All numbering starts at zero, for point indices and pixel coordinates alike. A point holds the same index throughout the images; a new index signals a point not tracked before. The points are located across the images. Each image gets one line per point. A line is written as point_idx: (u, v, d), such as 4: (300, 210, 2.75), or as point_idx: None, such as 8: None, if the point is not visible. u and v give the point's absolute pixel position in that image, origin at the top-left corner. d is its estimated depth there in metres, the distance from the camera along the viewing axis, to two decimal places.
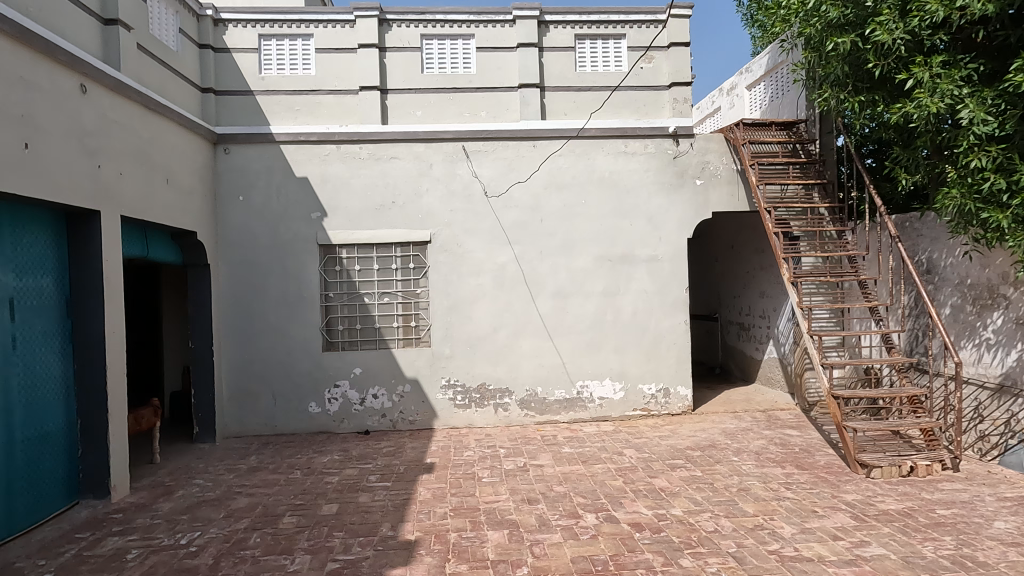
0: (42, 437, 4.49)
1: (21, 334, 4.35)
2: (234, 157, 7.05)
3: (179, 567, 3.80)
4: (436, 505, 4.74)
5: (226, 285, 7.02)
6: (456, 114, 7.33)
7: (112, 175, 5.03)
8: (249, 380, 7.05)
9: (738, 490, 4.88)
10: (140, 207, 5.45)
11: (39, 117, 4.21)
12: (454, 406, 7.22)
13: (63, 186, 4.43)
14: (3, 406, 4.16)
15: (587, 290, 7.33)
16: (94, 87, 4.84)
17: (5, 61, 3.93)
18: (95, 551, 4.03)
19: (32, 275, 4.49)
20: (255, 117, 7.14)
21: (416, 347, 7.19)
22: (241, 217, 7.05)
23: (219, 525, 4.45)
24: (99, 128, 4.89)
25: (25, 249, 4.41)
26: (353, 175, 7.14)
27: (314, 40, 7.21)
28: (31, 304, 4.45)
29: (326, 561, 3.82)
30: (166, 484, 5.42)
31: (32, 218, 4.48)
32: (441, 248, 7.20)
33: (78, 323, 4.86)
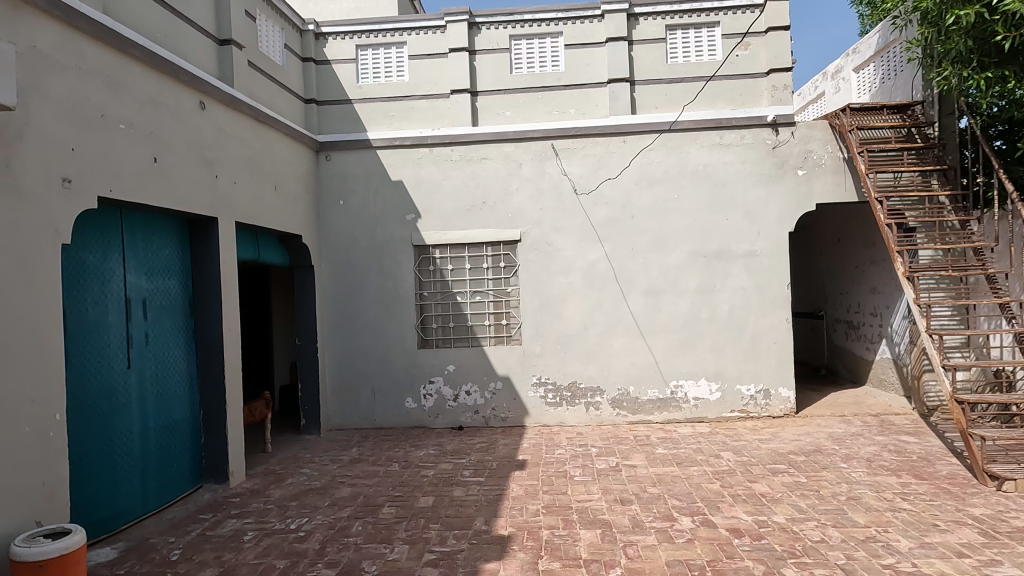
0: (171, 425, 4.92)
1: (152, 331, 4.78)
2: (335, 163, 7.42)
3: (290, 550, 4.05)
4: (528, 501, 4.77)
5: (328, 285, 7.41)
6: (545, 113, 7.34)
7: (228, 184, 5.44)
8: (350, 376, 7.39)
9: (847, 498, 4.59)
10: (253, 213, 5.86)
11: (165, 133, 4.63)
12: (546, 404, 7.24)
13: (186, 195, 4.84)
14: (139, 396, 4.58)
15: (680, 288, 7.13)
16: (211, 103, 5.25)
17: (137, 84, 4.35)
18: (217, 531, 4.37)
19: (161, 277, 4.92)
20: (354, 124, 7.48)
21: (507, 345, 7.28)
22: (342, 220, 7.40)
23: (325, 512, 4.71)
24: (216, 141, 5.29)
25: (155, 253, 4.84)
26: (446, 177, 7.33)
27: (407, 48, 7.46)
28: (160, 303, 4.88)
29: (423, 552, 3.95)
30: (277, 472, 5.80)
31: (160, 225, 4.93)
32: (531, 246, 7.24)
33: (200, 321, 5.30)
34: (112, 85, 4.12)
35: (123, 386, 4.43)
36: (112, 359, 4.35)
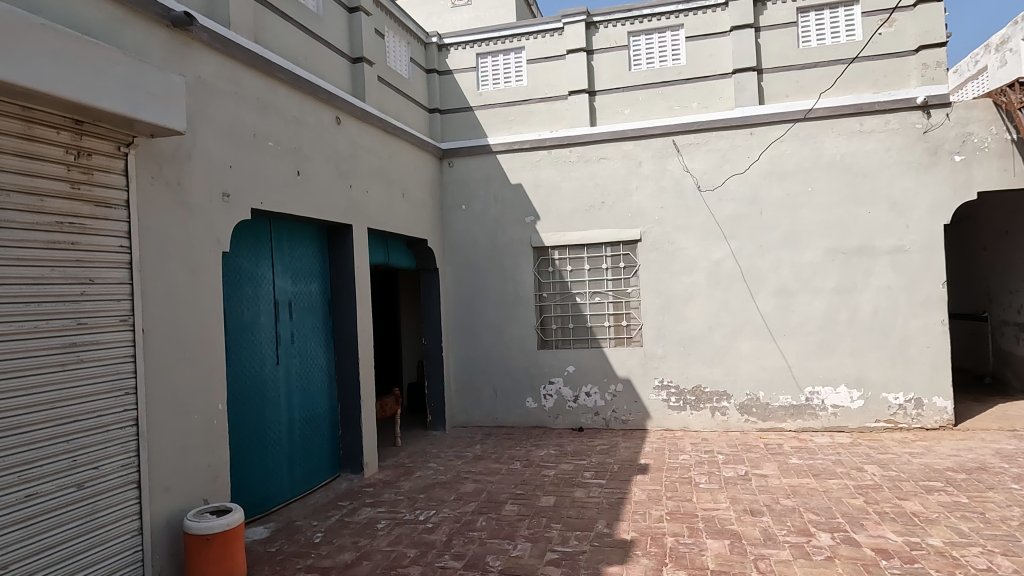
0: (313, 417, 5.33)
1: (297, 330, 5.20)
2: (458, 169, 7.68)
3: (419, 540, 4.24)
4: (651, 507, 4.67)
5: (452, 287, 7.69)
6: (666, 109, 7.15)
7: (361, 193, 5.80)
8: (473, 374, 7.62)
9: (1020, 524, 4.06)
10: (383, 219, 6.21)
11: (307, 149, 5.02)
12: (669, 407, 7.05)
13: (325, 205, 5.23)
14: (286, 390, 5.00)
15: (816, 287, 6.67)
16: (346, 118, 5.63)
17: (283, 104, 4.76)
18: (354, 518, 4.68)
19: (304, 281, 5.34)
20: (475, 131, 7.70)
21: (628, 346, 7.17)
22: (464, 224, 7.65)
23: (451, 506, 4.88)
24: (350, 153, 5.66)
25: (298, 259, 5.27)
26: (564, 179, 7.36)
27: (525, 52, 7.58)
28: (303, 305, 5.30)
29: (545, 550, 3.99)
30: (406, 465, 6.10)
31: (303, 233, 5.35)
32: (652, 246, 7.09)
33: (338, 321, 5.69)
34: (262, 106, 4.53)
35: (273, 380, 4.86)
36: (263, 356, 4.78)
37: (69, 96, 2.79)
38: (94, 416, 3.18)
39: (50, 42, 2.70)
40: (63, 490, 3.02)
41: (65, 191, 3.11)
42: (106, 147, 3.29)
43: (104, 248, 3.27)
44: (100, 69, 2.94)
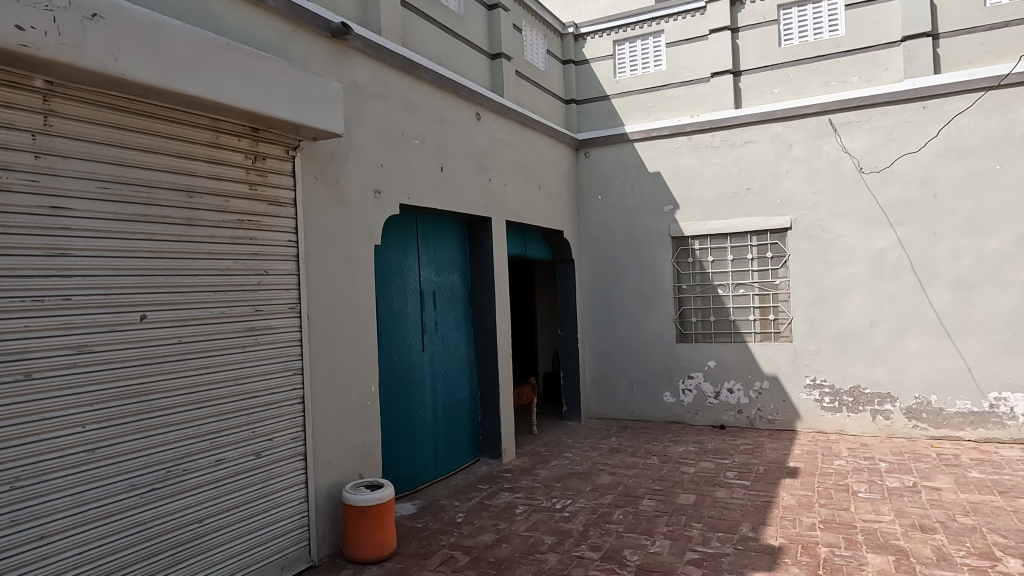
0: (455, 402, 5.57)
1: (441, 319, 5.45)
2: (594, 160, 7.63)
3: (556, 528, 4.29)
4: (802, 513, 4.37)
5: (588, 278, 7.67)
6: (821, 85, 6.59)
7: (499, 186, 5.95)
8: (609, 366, 7.56)
9: None
10: (521, 212, 6.32)
11: (450, 145, 5.23)
12: (822, 409, 6.55)
13: (466, 198, 5.42)
14: (430, 375, 5.26)
15: (1004, 279, 5.84)
16: (485, 114, 5.79)
17: (427, 103, 4.98)
18: (493, 501, 4.84)
19: (447, 272, 5.58)
20: (611, 120, 7.59)
21: (775, 342, 6.74)
22: (600, 214, 7.59)
23: (587, 497, 4.89)
24: (489, 147, 5.82)
25: (442, 252, 5.52)
26: (706, 165, 7.05)
27: (665, 36, 7.33)
28: (446, 296, 5.55)
29: (685, 549, 3.87)
30: (543, 453, 6.20)
31: (446, 226, 5.59)
32: (804, 234, 6.60)
33: (478, 312, 5.89)
34: (409, 107, 4.78)
35: (419, 366, 5.14)
36: (411, 343, 5.07)
37: (248, 107, 3.12)
38: (269, 393, 3.55)
39: (233, 60, 3.04)
40: (245, 457, 3.39)
41: (245, 191, 3.47)
42: (277, 151, 3.65)
43: (276, 242, 3.63)
44: (273, 81, 3.25)
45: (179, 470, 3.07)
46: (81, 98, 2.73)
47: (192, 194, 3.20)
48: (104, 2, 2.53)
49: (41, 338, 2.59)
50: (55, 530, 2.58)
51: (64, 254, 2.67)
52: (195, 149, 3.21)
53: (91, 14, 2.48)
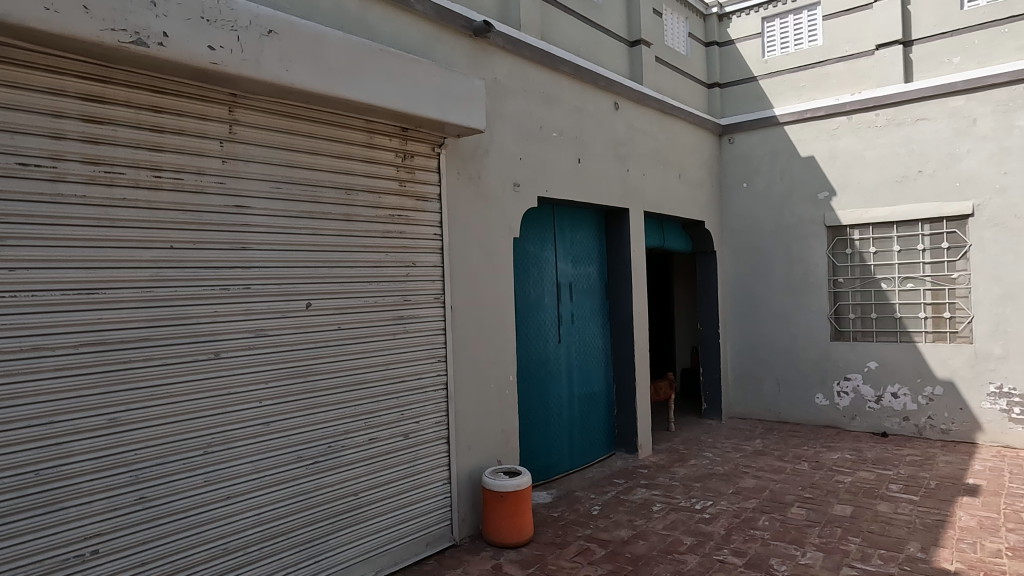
0: (591, 395, 5.55)
1: (577, 311, 5.45)
2: (739, 145, 7.24)
3: (696, 529, 4.15)
4: (984, 537, 3.87)
5: (731, 271, 7.30)
6: (1015, 50, 5.74)
7: (638, 177, 5.82)
8: (753, 364, 7.16)
9: None
10: (659, 202, 6.15)
11: (587, 136, 5.20)
12: (1009, 420, 5.74)
13: (603, 190, 5.37)
14: (566, 367, 5.29)
15: None
16: (624, 103, 5.68)
17: (566, 95, 4.98)
18: (630, 497, 4.78)
19: (583, 264, 5.57)
20: (759, 103, 7.14)
21: (951, 343, 6.01)
22: (745, 203, 7.19)
23: (729, 499, 4.68)
24: (627, 137, 5.71)
25: (579, 244, 5.51)
26: (869, 147, 6.42)
27: (821, 8, 6.76)
28: (582, 288, 5.54)
29: (841, 564, 3.58)
30: (681, 451, 6.02)
31: (583, 218, 5.58)
32: (989, 222, 5.81)
33: (614, 304, 5.82)
34: (548, 100, 4.81)
35: (555, 357, 5.18)
36: (547, 334, 5.12)
37: (399, 108, 3.30)
38: (416, 378, 3.75)
39: (385, 64, 3.23)
40: (394, 437, 3.62)
41: (395, 188, 3.68)
42: (424, 148, 3.83)
43: (423, 236, 3.82)
44: (421, 82, 3.41)
45: (338, 445, 3.34)
46: (259, 107, 3.04)
47: (350, 191, 3.45)
48: (278, 19, 2.79)
49: (227, 322, 2.93)
50: (237, 491, 2.92)
51: (245, 248, 3.00)
52: (352, 150, 3.46)
53: (267, 31, 2.76)
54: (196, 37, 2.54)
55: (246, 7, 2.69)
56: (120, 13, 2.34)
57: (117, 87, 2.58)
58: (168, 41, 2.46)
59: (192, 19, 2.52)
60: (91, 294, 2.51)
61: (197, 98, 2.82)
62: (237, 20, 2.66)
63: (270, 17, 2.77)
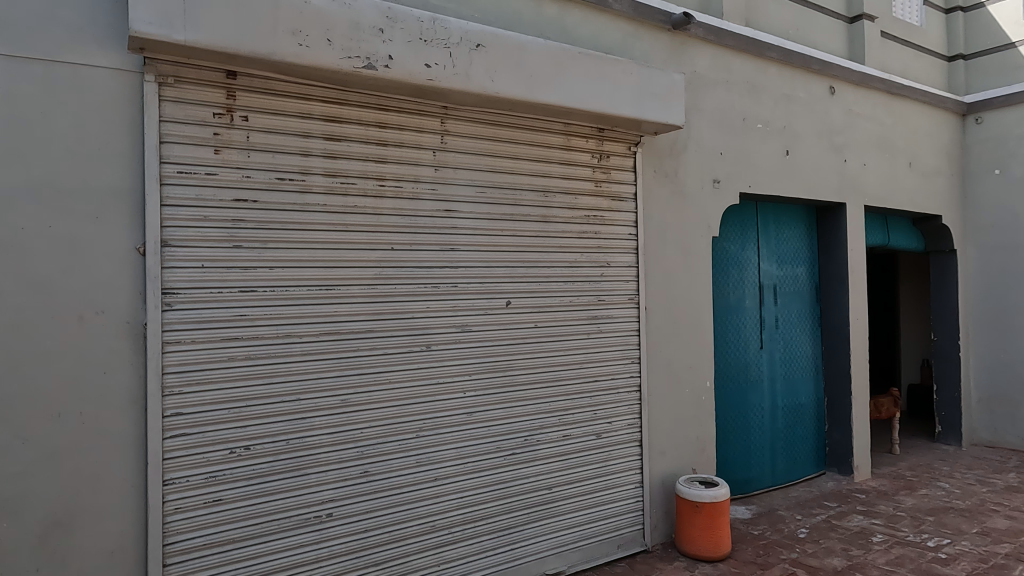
0: (797, 407, 5.10)
1: (782, 316, 5.04)
2: (990, 126, 6.16)
3: (928, 569, 3.61)
4: None
5: (977, 272, 6.24)
6: None
7: (857, 167, 5.22)
8: (1006, 384, 6.05)
9: None
10: (884, 195, 5.45)
11: (797, 125, 4.78)
12: None
13: (815, 184, 4.90)
14: (769, 376, 4.92)
15: None
16: (841, 86, 5.13)
17: (773, 83, 4.63)
18: (844, 523, 4.30)
19: (790, 265, 5.14)
20: (1019, 73, 6.00)
21: None
22: (998, 193, 6.10)
23: (973, 540, 4.00)
24: (845, 124, 5.15)
25: (785, 242, 5.09)
26: None
27: None
28: (789, 290, 5.11)
29: None
30: (908, 478, 5.28)
31: (790, 215, 5.15)
32: None
33: (826, 309, 5.29)
34: (752, 90, 4.51)
35: (757, 365, 4.85)
36: (748, 339, 4.81)
37: (597, 108, 3.31)
38: (609, 378, 3.75)
39: (584, 67, 3.27)
40: (587, 436, 3.65)
41: (591, 188, 3.71)
42: (620, 148, 3.81)
43: (617, 236, 3.80)
44: (619, 81, 3.39)
45: (534, 439, 3.46)
46: (467, 117, 3.25)
47: (548, 193, 3.55)
48: (485, 33, 2.97)
49: (437, 317, 3.18)
50: (443, 475, 3.16)
51: (453, 249, 3.22)
52: (550, 153, 3.55)
53: (475, 45, 2.94)
54: (416, 57, 2.78)
55: (458, 25, 2.89)
56: (356, 42, 2.65)
57: (351, 108, 2.93)
58: (393, 63, 2.73)
59: (412, 41, 2.78)
60: (330, 289, 2.88)
61: (415, 113, 3.10)
62: (450, 37, 2.87)
63: (478, 31, 2.95)
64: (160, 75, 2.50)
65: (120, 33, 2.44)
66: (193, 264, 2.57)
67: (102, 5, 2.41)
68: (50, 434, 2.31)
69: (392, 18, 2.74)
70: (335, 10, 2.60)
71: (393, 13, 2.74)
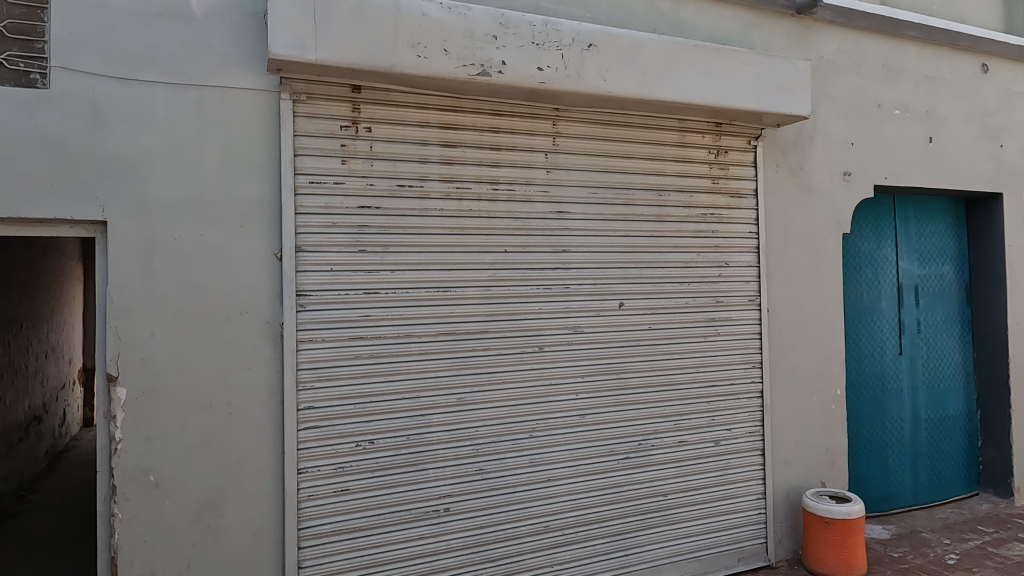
0: (944, 419, 4.63)
1: (925, 319, 4.59)
2: None
3: None
4: None
5: None
6: None
7: (1016, 152, 4.66)
8: None
9: None
10: None
11: (943, 109, 4.35)
12: None
13: (965, 173, 4.43)
14: (910, 384, 4.50)
15: None
16: (996, 63, 4.60)
17: (913, 64, 4.24)
18: (1002, 551, 3.84)
19: (935, 262, 4.67)
20: None
21: None
22: None
23: None
24: (1002, 104, 4.61)
25: (928, 238, 4.64)
26: None
27: None
28: (933, 290, 4.64)
29: None
30: None
31: (934, 207, 4.68)
32: None
33: (979, 312, 4.76)
34: (889, 73, 4.15)
35: (895, 372, 4.45)
36: (885, 344, 4.43)
37: (714, 102, 3.18)
38: (728, 383, 3.59)
39: (700, 60, 3.15)
40: (704, 443, 3.52)
41: (708, 185, 3.57)
42: (739, 143, 3.64)
43: (736, 234, 3.63)
44: (738, 72, 3.24)
45: (648, 444, 3.39)
46: (578, 117, 3.24)
47: (662, 192, 3.46)
48: (598, 32, 2.95)
49: (549, 318, 3.19)
50: (556, 476, 3.17)
51: (565, 250, 3.22)
52: (664, 150, 3.46)
53: (587, 45, 2.93)
54: (528, 61, 2.82)
55: (570, 26, 2.90)
56: (471, 50, 2.72)
57: (466, 115, 3.01)
58: (506, 68, 2.78)
59: (525, 45, 2.81)
60: (447, 291, 2.98)
61: (527, 116, 3.14)
62: (562, 39, 2.88)
63: (590, 31, 2.93)
64: (295, 93, 2.70)
65: (261, 57, 2.66)
66: (322, 268, 2.75)
67: (246, 32, 2.64)
68: (204, 422, 2.55)
69: (505, 24, 2.79)
70: (451, 20, 2.69)
71: (506, 19, 2.79)
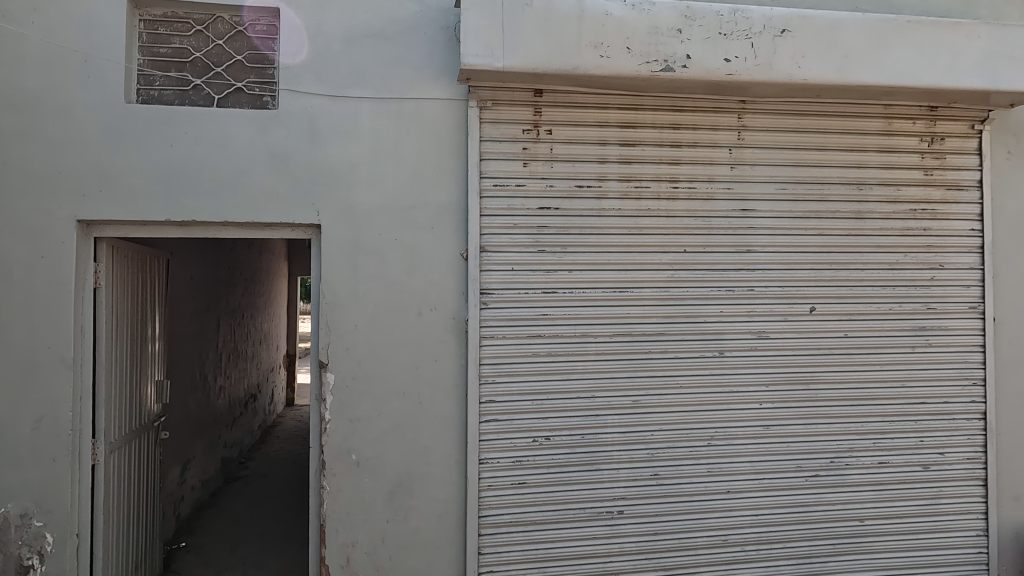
0: None
1: None
2: None
3: None
4: None
5: None
6: None
7: None
8: None
9: None
10: None
11: None
12: None
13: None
14: None
15: None
16: None
17: None
18: None
19: None
20: None
21: None
22: None
23: None
24: None
25: None
26: None
27: None
28: None
29: None
30: None
31: None
32: None
33: None
34: None
35: None
36: None
37: (931, 83, 2.82)
38: (942, 402, 3.17)
39: (913, 38, 2.81)
40: (911, 467, 3.14)
41: (920, 177, 3.17)
42: (958, 128, 3.19)
43: (955, 232, 3.19)
44: (961, 48, 2.84)
45: (842, 463, 3.10)
46: (768, 108, 3.05)
47: (862, 186, 3.14)
48: (792, 16, 2.75)
49: (731, 322, 3.03)
50: (737, 488, 3.02)
51: (750, 250, 3.05)
52: (867, 140, 3.14)
53: (781, 31, 2.74)
54: (715, 53, 2.71)
55: (761, 13, 2.73)
56: (654, 46, 2.67)
57: (645, 112, 2.97)
58: (691, 62, 2.69)
59: (711, 36, 2.70)
60: (623, 292, 2.95)
61: (710, 110, 3.02)
62: (753, 27, 2.72)
63: (784, 16, 2.74)
64: (481, 100, 2.84)
65: (452, 69, 2.83)
66: (504, 268, 2.86)
67: (438, 46, 2.82)
68: (398, 410, 2.76)
69: (691, 16, 2.70)
70: (635, 17, 2.66)
71: (692, 11, 2.70)
